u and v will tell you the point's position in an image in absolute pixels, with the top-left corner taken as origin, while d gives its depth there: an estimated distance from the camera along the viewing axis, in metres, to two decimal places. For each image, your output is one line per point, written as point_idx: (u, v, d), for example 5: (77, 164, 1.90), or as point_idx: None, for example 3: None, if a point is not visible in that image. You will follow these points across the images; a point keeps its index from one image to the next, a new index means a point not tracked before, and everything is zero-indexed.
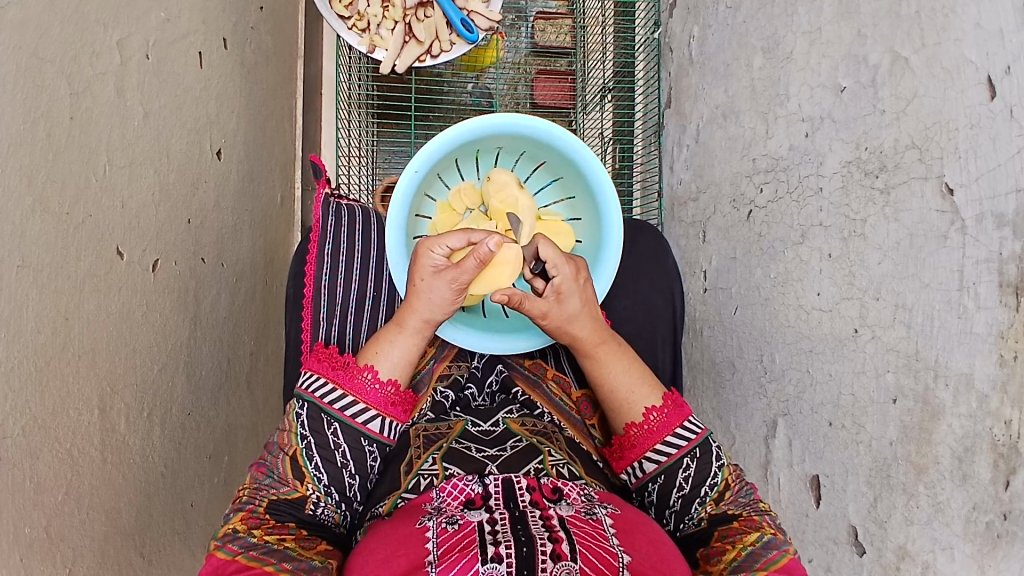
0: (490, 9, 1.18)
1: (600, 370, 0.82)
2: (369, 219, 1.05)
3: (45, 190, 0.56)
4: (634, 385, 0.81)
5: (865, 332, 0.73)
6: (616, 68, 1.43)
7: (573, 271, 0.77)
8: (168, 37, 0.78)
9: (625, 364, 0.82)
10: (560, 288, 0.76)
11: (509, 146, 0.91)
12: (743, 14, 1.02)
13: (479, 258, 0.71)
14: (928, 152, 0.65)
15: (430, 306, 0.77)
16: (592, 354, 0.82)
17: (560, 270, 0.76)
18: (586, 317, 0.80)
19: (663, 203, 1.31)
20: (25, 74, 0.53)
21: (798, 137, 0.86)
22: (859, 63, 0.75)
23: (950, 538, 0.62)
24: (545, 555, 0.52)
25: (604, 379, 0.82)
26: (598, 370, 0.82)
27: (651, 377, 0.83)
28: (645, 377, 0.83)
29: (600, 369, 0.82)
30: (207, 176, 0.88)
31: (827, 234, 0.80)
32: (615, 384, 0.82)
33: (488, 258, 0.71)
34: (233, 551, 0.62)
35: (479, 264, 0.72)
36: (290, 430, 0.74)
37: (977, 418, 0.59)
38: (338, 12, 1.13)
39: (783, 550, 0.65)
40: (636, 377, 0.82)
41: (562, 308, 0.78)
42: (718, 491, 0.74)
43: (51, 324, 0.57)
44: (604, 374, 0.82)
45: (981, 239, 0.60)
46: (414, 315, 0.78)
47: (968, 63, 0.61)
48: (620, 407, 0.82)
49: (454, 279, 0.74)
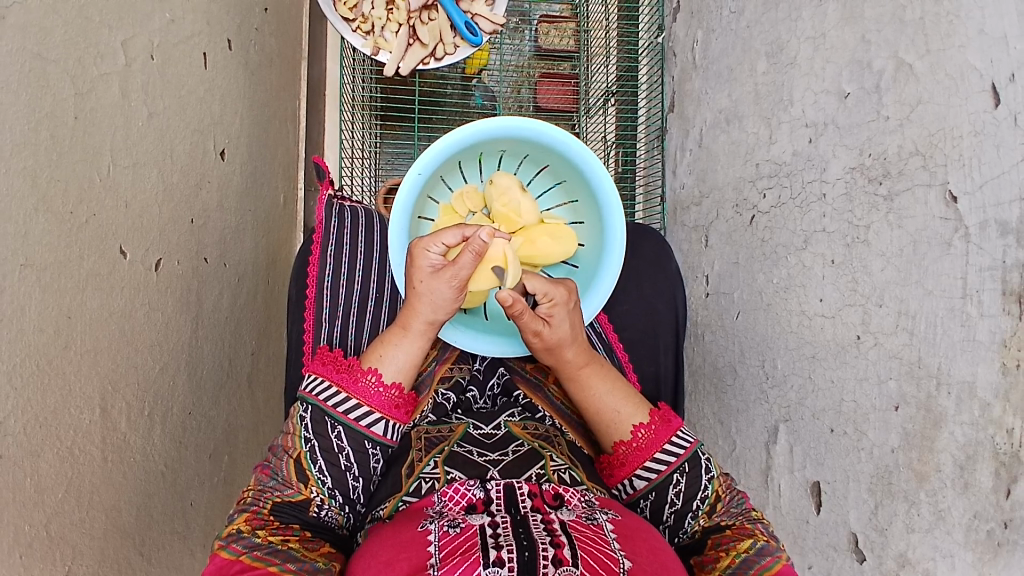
0: (494, 12, 1.18)
1: (584, 392, 0.82)
2: (372, 220, 1.05)
3: (48, 189, 0.56)
4: (619, 405, 0.81)
5: (868, 338, 0.73)
6: (620, 72, 1.43)
7: (565, 296, 0.78)
8: (171, 37, 0.78)
9: (610, 385, 0.82)
10: (551, 313, 0.77)
11: (512, 149, 0.91)
12: (747, 18, 1.02)
13: (475, 252, 0.70)
14: (932, 159, 0.65)
15: (433, 307, 0.77)
16: (574, 377, 0.82)
17: (552, 296, 0.77)
18: (573, 339, 0.80)
19: (665, 208, 1.31)
20: (29, 74, 0.53)
21: (802, 142, 0.86)
22: (863, 69, 0.75)
23: (951, 546, 0.62)
24: (546, 560, 0.52)
25: (589, 400, 0.82)
26: (584, 392, 0.82)
27: (636, 396, 0.82)
28: (631, 396, 0.82)
29: (584, 392, 0.82)
30: (210, 176, 0.88)
31: (830, 239, 0.80)
32: (601, 406, 0.81)
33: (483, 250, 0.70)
34: (237, 551, 0.63)
35: (474, 257, 0.71)
36: (294, 433, 0.75)
37: (980, 426, 0.59)
38: (343, 14, 1.13)
39: (776, 557, 0.65)
40: (621, 397, 0.81)
41: (551, 330, 0.78)
42: (710, 503, 0.74)
43: (53, 325, 0.57)
44: (589, 396, 0.82)
45: (985, 246, 0.59)
46: (417, 318, 0.78)
47: (973, 70, 0.61)
48: (606, 427, 0.81)
49: (453, 276, 0.74)
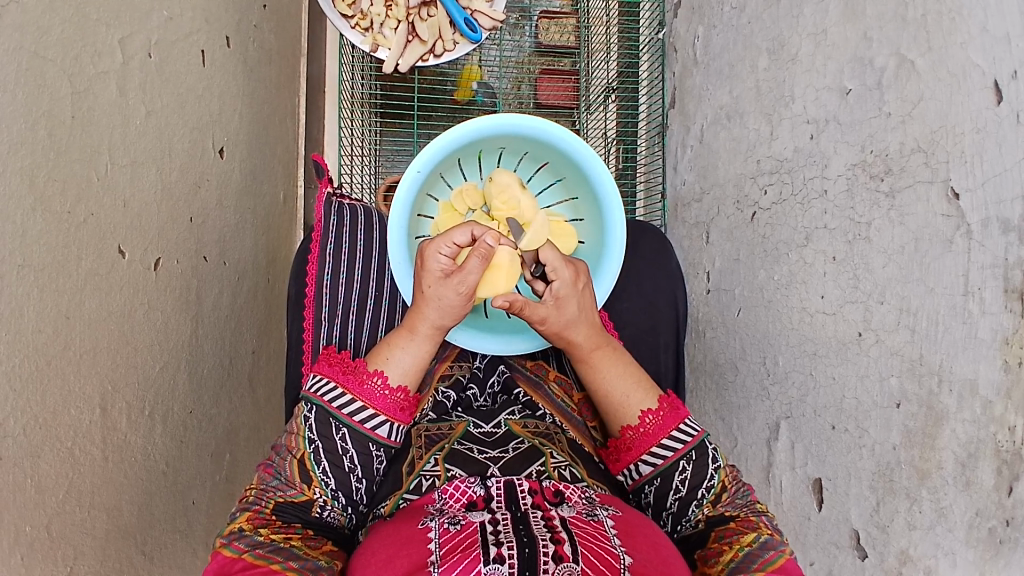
0: (493, 9, 1.17)
1: (593, 375, 0.82)
2: (371, 219, 1.04)
3: (47, 189, 0.56)
4: (628, 390, 0.81)
5: (869, 336, 0.73)
6: (621, 68, 1.42)
7: (573, 276, 0.77)
8: (170, 36, 0.77)
9: (620, 370, 0.82)
10: (559, 295, 0.76)
11: (512, 146, 0.90)
12: (748, 14, 1.02)
13: (482, 256, 0.71)
14: (934, 156, 0.65)
15: (441, 313, 0.77)
16: (586, 359, 0.82)
17: (561, 276, 0.76)
18: (583, 320, 0.79)
19: (665, 205, 1.30)
20: (26, 74, 0.53)
21: (803, 139, 0.85)
22: (865, 65, 0.75)
23: (953, 543, 0.62)
24: (547, 557, 0.52)
25: (598, 383, 0.82)
26: (593, 374, 0.82)
27: (646, 381, 0.82)
28: (640, 381, 0.82)
29: (595, 375, 0.82)
30: (210, 174, 0.88)
31: (831, 236, 0.79)
32: (610, 390, 0.81)
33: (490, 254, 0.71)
34: (240, 549, 0.63)
35: (482, 262, 0.71)
36: (299, 433, 0.74)
37: (981, 424, 0.59)
38: (341, 11, 1.13)
39: (780, 551, 0.65)
40: (630, 382, 0.81)
41: (560, 314, 0.77)
42: (715, 493, 0.74)
43: (52, 325, 0.56)
44: (598, 380, 0.82)
45: (987, 244, 0.59)
46: (424, 321, 0.78)
47: (976, 67, 0.61)
48: (614, 410, 0.81)
49: (461, 283, 0.73)
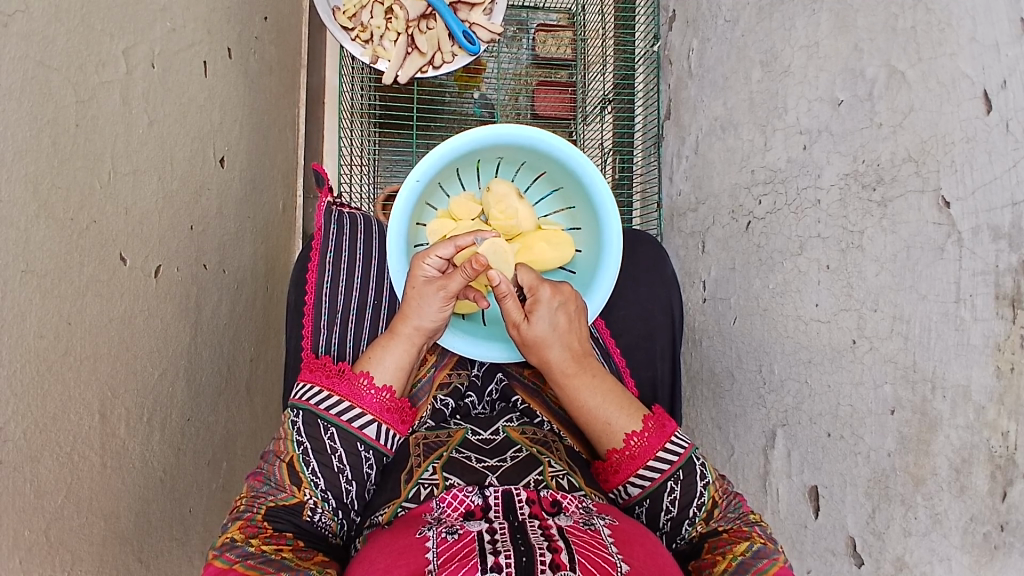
0: (492, 21, 1.19)
1: (574, 403, 0.82)
2: (370, 227, 1.06)
3: (50, 196, 0.56)
4: (613, 414, 0.80)
5: (864, 343, 0.73)
6: (616, 80, 1.45)
7: (550, 293, 0.80)
8: (173, 46, 0.79)
9: (602, 396, 0.81)
10: (534, 308, 0.80)
11: (509, 156, 0.91)
12: (741, 27, 1.03)
13: (464, 272, 0.75)
14: (925, 165, 0.66)
15: (418, 313, 0.80)
16: (565, 386, 0.82)
17: (538, 294, 0.80)
18: (559, 340, 0.81)
19: (661, 214, 1.32)
20: (32, 82, 0.54)
21: (796, 149, 0.87)
22: (856, 77, 0.76)
23: (947, 549, 0.62)
24: (545, 564, 0.52)
25: (580, 412, 0.81)
26: (573, 403, 0.82)
27: (629, 404, 0.81)
28: (623, 405, 0.81)
29: (574, 402, 0.82)
30: (210, 183, 0.89)
31: (825, 245, 0.80)
32: (593, 418, 0.80)
33: (468, 272, 0.74)
34: (231, 560, 0.62)
35: (464, 280, 0.76)
36: (287, 437, 0.75)
37: (975, 430, 0.59)
38: (342, 23, 1.15)
39: (773, 559, 0.65)
40: (614, 407, 0.80)
41: (534, 328, 0.80)
42: (707, 509, 0.73)
43: (54, 330, 0.57)
44: (581, 406, 0.81)
45: (978, 251, 0.60)
46: (405, 322, 0.80)
47: (964, 78, 0.62)
48: (601, 437, 0.80)
49: (442, 287, 0.78)
